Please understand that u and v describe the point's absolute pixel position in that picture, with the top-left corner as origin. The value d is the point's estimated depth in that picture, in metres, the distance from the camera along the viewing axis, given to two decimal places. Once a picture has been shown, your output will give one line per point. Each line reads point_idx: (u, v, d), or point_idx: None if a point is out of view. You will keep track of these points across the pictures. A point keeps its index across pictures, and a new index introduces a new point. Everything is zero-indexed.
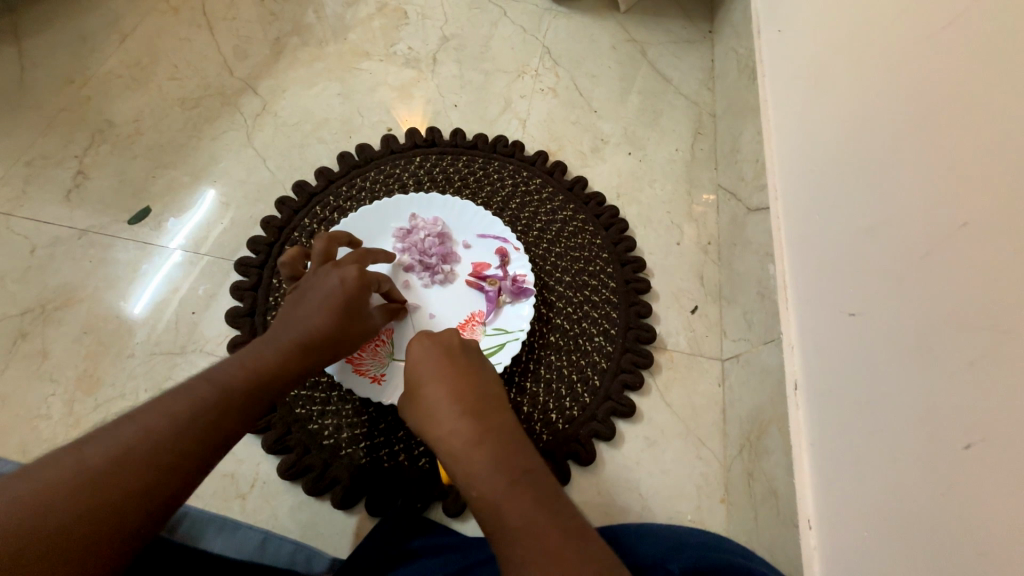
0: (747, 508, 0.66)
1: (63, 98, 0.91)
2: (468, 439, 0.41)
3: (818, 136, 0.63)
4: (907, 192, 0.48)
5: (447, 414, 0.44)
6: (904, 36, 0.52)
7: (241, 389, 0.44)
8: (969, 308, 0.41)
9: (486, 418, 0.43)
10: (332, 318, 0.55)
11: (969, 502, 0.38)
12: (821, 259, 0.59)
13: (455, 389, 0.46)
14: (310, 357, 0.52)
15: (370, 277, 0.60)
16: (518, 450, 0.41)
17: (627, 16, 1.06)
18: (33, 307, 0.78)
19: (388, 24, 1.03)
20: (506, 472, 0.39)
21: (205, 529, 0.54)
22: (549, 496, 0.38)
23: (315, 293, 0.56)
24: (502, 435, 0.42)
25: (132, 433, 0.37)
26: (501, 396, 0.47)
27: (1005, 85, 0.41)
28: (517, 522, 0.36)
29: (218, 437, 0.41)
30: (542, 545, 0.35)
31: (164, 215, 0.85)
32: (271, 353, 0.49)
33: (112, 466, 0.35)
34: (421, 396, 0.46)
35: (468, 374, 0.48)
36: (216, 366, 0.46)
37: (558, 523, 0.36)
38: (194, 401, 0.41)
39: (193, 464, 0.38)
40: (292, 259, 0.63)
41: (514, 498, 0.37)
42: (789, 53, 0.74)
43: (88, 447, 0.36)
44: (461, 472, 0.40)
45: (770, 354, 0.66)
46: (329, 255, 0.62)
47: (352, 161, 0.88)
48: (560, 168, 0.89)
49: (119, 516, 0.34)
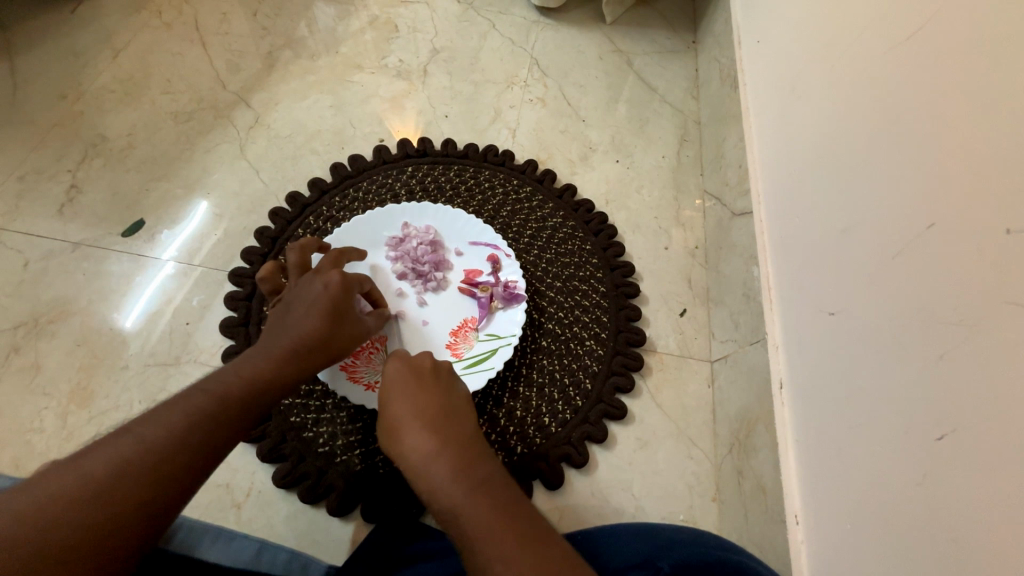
0: (738, 505, 0.67)
1: (56, 113, 0.91)
2: (427, 454, 0.43)
3: (796, 142, 0.65)
4: (879, 195, 0.50)
5: (410, 429, 0.45)
6: (872, 46, 0.54)
7: (234, 398, 0.45)
8: (936, 304, 0.43)
9: (447, 432, 0.45)
10: (321, 317, 0.56)
11: (944, 491, 0.39)
12: (801, 261, 0.61)
13: (421, 405, 0.47)
14: (303, 365, 0.52)
15: (352, 280, 0.62)
16: (476, 461, 0.42)
17: (613, 27, 1.09)
18: (27, 321, 0.78)
19: (379, 36, 1.05)
20: (464, 482, 0.40)
21: (200, 540, 0.53)
22: (507, 504, 0.39)
23: (301, 300, 0.57)
24: (461, 448, 0.43)
25: (132, 445, 0.38)
26: (462, 409, 0.48)
27: (969, 90, 0.43)
28: (473, 530, 0.38)
29: (215, 445, 0.41)
30: (497, 550, 0.36)
31: (157, 228, 0.85)
32: (264, 361, 0.50)
33: (114, 480, 0.36)
34: (386, 412, 0.48)
35: (433, 389, 0.49)
36: (208, 377, 0.46)
37: (514, 529, 0.37)
38: (191, 410, 0.42)
39: (193, 472, 0.39)
40: (270, 274, 0.64)
41: (470, 507, 0.39)
42: (767, 62, 0.77)
43: (89, 461, 0.37)
44: (422, 486, 0.42)
45: (756, 354, 0.67)
46: (305, 264, 0.64)
47: (345, 171, 0.89)
48: (550, 175, 0.91)
49: (123, 525, 0.35)
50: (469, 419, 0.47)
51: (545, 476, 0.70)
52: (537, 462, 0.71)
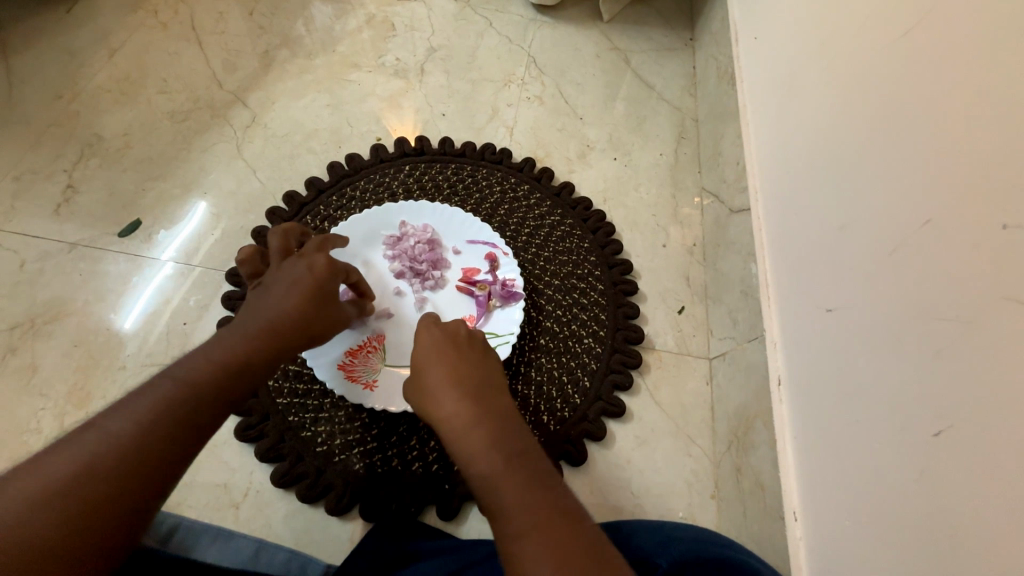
0: (737, 503, 0.67)
1: (51, 113, 0.91)
2: (466, 421, 0.44)
3: (793, 138, 0.65)
4: (876, 191, 0.50)
5: (448, 397, 0.46)
6: (869, 41, 0.54)
7: (207, 384, 0.44)
8: (933, 300, 0.43)
9: (485, 402, 0.46)
10: (300, 301, 0.56)
11: (941, 487, 0.40)
12: (799, 257, 0.61)
13: (458, 376, 0.48)
14: (279, 344, 0.52)
15: (340, 266, 0.62)
16: (513, 432, 0.43)
17: (610, 25, 1.08)
18: (23, 322, 0.78)
19: (376, 35, 1.04)
20: (501, 449, 0.41)
21: (199, 539, 0.55)
22: (540, 475, 0.40)
23: (281, 282, 0.57)
24: (498, 418, 0.44)
25: (99, 439, 0.38)
26: (499, 384, 0.49)
27: (967, 84, 0.43)
28: (506, 493, 0.38)
29: (190, 432, 0.41)
30: (528, 516, 0.37)
31: (154, 228, 0.85)
32: (240, 343, 0.49)
33: (82, 475, 0.36)
34: (423, 380, 0.49)
35: (470, 362, 0.51)
36: (178, 361, 0.45)
37: (544, 497, 0.38)
38: (160, 399, 0.41)
39: (167, 462, 0.39)
40: (249, 256, 0.62)
41: (507, 473, 0.40)
42: (764, 60, 0.77)
43: (56, 459, 0.36)
44: (459, 449, 0.43)
45: (754, 351, 0.67)
46: (287, 247, 0.62)
47: (342, 170, 0.89)
48: (548, 173, 0.91)
49: (100, 519, 0.35)
50: (504, 394, 0.48)
51: None
52: None
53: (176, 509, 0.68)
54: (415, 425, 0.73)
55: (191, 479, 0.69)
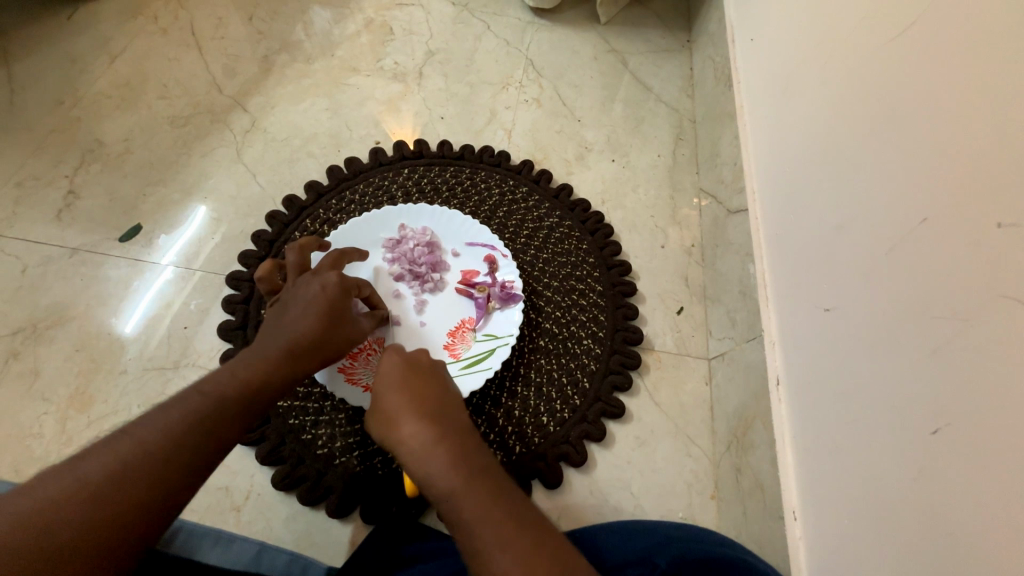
0: (737, 502, 0.67)
1: (53, 119, 0.92)
2: (426, 444, 0.42)
3: (790, 138, 0.65)
4: (872, 191, 0.50)
5: (406, 416, 0.44)
6: (864, 42, 0.55)
7: (229, 399, 0.45)
8: (929, 298, 0.43)
9: (446, 421, 0.44)
10: (316, 318, 0.56)
11: (940, 483, 0.40)
12: (797, 257, 0.61)
13: (414, 394, 0.47)
14: (300, 362, 0.53)
15: (352, 281, 0.62)
16: (478, 452, 0.43)
17: (608, 27, 1.09)
18: (25, 327, 0.78)
19: (375, 39, 1.05)
20: (466, 470, 0.41)
21: (201, 542, 0.54)
22: (509, 495, 0.40)
23: (299, 301, 0.57)
24: (460, 437, 0.43)
25: (128, 446, 0.38)
26: (457, 400, 0.48)
27: (959, 85, 0.43)
28: (474, 519, 0.38)
29: (212, 446, 0.42)
30: (497, 540, 0.37)
31: (155, 232, 0.86)
32: (260, 360, 0.50)
33: (112, 480, 0.36)
34: (378, 400, 0.47)
35: (426, 378, 0.49)
36: (205, 377, 0.46)
37: (514, 520, 0.38)
38: (188, 411, 0.42)
39: (191, 475, 0.39)
40: (268, 273, 0.63)
41: (472, 494, 0.39)
42: (761, 60, 0.77)
43: (86, 463, 0.37)
44: (423, 473, 0.42)
45: (752, 351, 0.68)
46: (304, 264, 0.64)
47: (341, 174, 0.89)
48: (546, 175, 0.91)
49: (125, 524, 0.36)
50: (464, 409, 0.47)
51: (543, 475, 0.70)
52: (536, 461, 0.71)
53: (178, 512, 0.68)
54: None
55: None
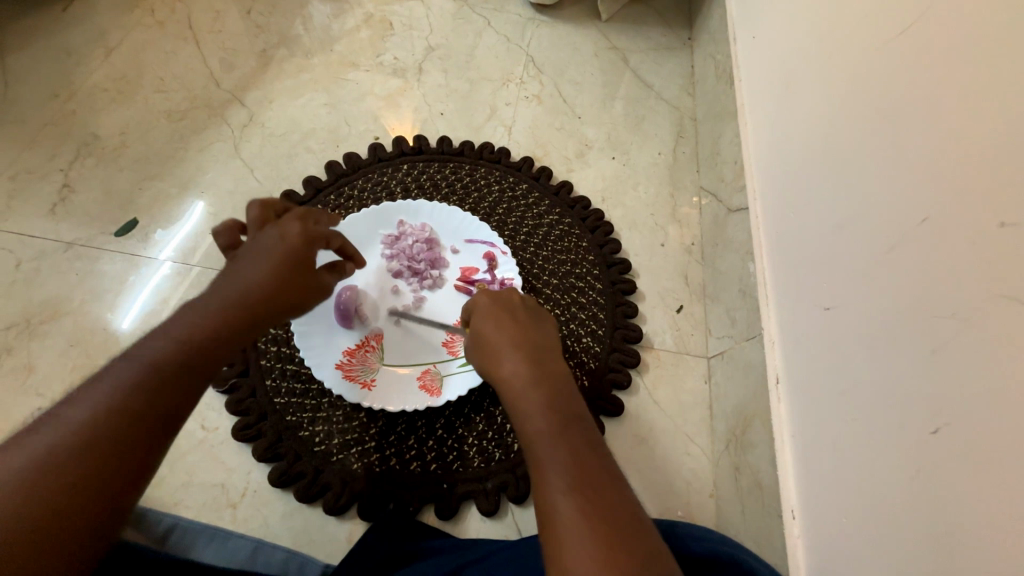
0: (734, 501, 0.67)
1: (47, 112, 0.91)
2: (526, 382, 0.46)
3: (791, 137, 0.65)
4: (874, 189, 0.50)
5: (510, 356, 0.49)
6: (865, 41, 0.54)
7: (165, 363, 0.40)
8: (930, 297, 0.43)
9: (545, 367, 0.48)
10: (272, 268, 0.49)
11: (937, 482, 0.40)
12: (797, 255, 0.60)
13: (518, 338, 0.51)
14: (254, 311, 0.46)
15: (316, 231, 0.54)
16: (567, 398, 0.46)
17: (609, 24, 1.08)
18: (19, 322, 0.77)
19: (374, 34, 1.04)
20: (557, 414, 0.44)
21: (196, 539, 0.60)
22: (587, 441, 0.42)
23: (251, 251, 0.50)
24: (554, 384, 0.47)
25: (57, 431, 0.36)
26: (555, 352, 0.51)
27: (962, 83, 0.43)
28: (546, 450, 0.41)
29: (154, 418, 0.38)
30: (562, 468, 0.40)
31: (151, 227, 0.85)
32: (203, 315, 0.43)
33: (44, 468, 0.34)
34: (483, 338, 0.52)
35: (530, 326, 0.53)
36: (138, 342, 0.41)
37: (591, 462, 0.40)
38: (117, 383, 0.38)
39: (139, 454, 0.37)
40: (226, 228, 0.55)
41: (558, 433, 0.42)
42: (762, 57, 0.77)
43: (12, 454, 0.34)
44: (515, 405, 0.46)
45: (752, 350, 0.67)
46: (263, 217, 0.55)
47: (340, 169, 0.89)
48: (546, 172, 0.91)
49: (67, 512, 0.34)
50: (561, 360, 0.51)
51: None
52: None
53: (173, 509, 0.67)
54: (414, 424, 0.72)
55: (188, 477, 0.69)
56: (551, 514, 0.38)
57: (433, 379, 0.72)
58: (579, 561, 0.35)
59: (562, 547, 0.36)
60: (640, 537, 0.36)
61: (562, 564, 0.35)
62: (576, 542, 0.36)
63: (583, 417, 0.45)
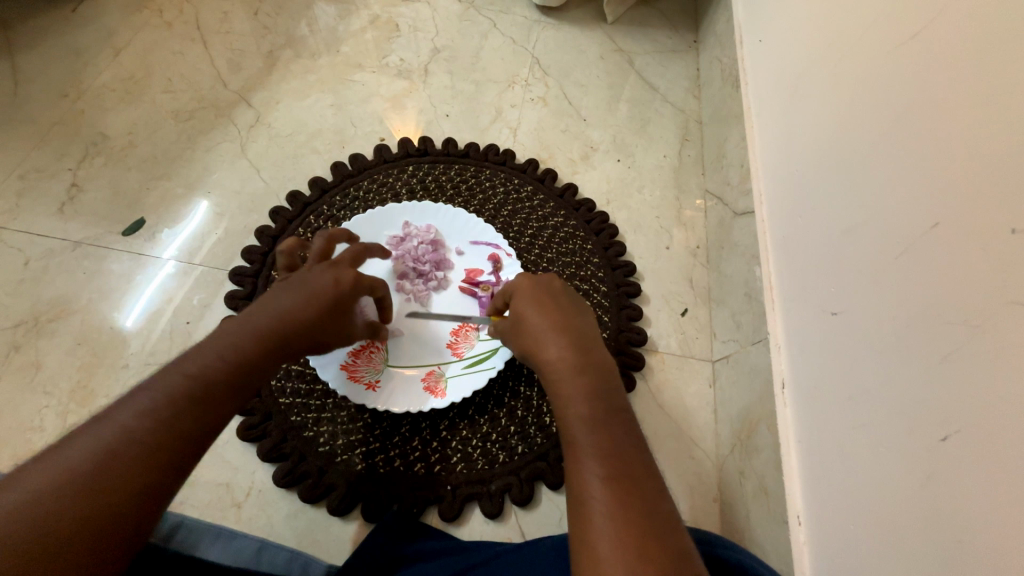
0: (739, 504, 0.67)
1: (56, 111, 0.91)
2: (570, 366, 0.48)
3: (800, 140, 0.65)
4: (887, 193, 0.49)
5: (552, 342, 0.50)
6: (876, 45, 0.54)
7: (216, 383, 0.42)
8: (945, 304, 0.42)
9: (589, 353, 0.49)
10: (316, 310, 0.51)
11: (946, 490, 0.40)
12: (805, 259, 0.60)
13: (557, 322, 0.52)
14: (292, 338, 0.49)
15: (366, 282, 0.58)
16: (607, 382, 0.47)
17: (615, 27, 1.08)
18: (27, 319, 0.78)
19: (380, 35, 1.04)
20: (597, 400, 0.45)
21: (201, 537, 0.57)
22: (621, 429, 0.43)
23: (303, 285, 0.52)
24: (600, 371, 0.47)
25: (110, 434, 0.37)
26: (596, 337, 0.52)
27: (975, 89, 0.42)
28: (584, 438, 0.42)
29: (201, 433, 0.40)
30: (598, 456, 0.40)
31: (158, 226, 0.85)
32: (249, 342, 0.46)
33: (99, 471, 0.35)
34: (524, 323, 0.53)
35: (571, 311, 0.54)
36: (188, 356, 0.43)
37: (623, 447, 0.41)
38: (169, 395, 0.40)
39: (179, 464, 0.38)
40: (289, 249, 0.61)
41: (594, 419, 0.43)
42: (770, 60, 0.76)
43: (68, 453, 0.36)
44: (556, 391, 0.47)
45: (758, 354, 0.67)
46: (327, 251, 0.62)
47: (345, 171, 0.89)
48: (551, 174, 0.91)
49: (117, 515, 0.35)
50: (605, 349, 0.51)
51: (546, 477, 0.70)
52: (538, 461, 0.71)
53: (179, 508, 0.68)
54: (418, 425, 0.73)
55: (194, 478, 0.69)
56: (580, 488, 0.39)
57: (438, 380, 0.72)
58: (606, 546, 0.35)
59: (588, 514, 0.37)
60: (670, 530, 0.37)
61: (586, 534, 0.37)
62: (600, 513, 0.37)
63: (625, 410, 0.45)
